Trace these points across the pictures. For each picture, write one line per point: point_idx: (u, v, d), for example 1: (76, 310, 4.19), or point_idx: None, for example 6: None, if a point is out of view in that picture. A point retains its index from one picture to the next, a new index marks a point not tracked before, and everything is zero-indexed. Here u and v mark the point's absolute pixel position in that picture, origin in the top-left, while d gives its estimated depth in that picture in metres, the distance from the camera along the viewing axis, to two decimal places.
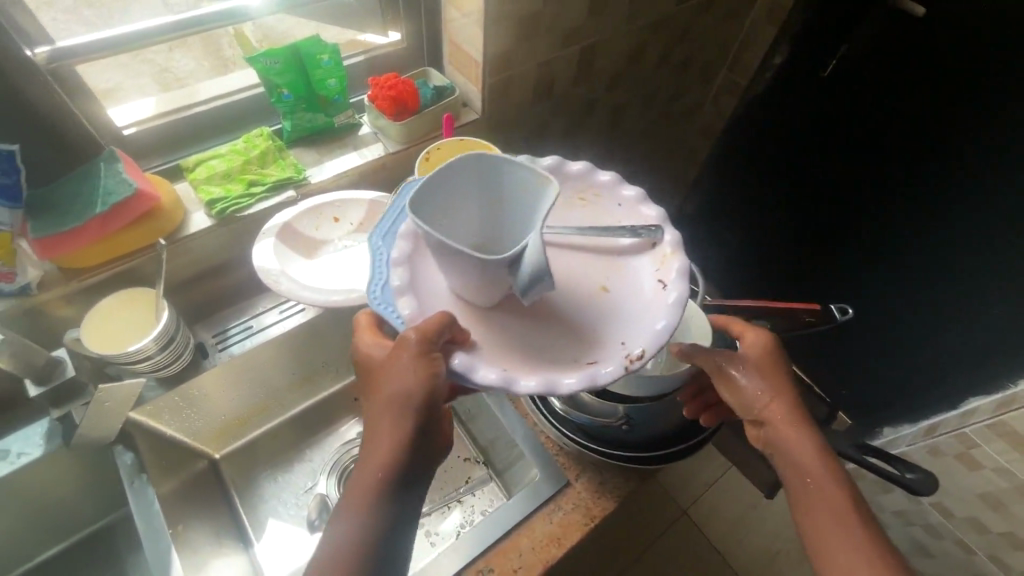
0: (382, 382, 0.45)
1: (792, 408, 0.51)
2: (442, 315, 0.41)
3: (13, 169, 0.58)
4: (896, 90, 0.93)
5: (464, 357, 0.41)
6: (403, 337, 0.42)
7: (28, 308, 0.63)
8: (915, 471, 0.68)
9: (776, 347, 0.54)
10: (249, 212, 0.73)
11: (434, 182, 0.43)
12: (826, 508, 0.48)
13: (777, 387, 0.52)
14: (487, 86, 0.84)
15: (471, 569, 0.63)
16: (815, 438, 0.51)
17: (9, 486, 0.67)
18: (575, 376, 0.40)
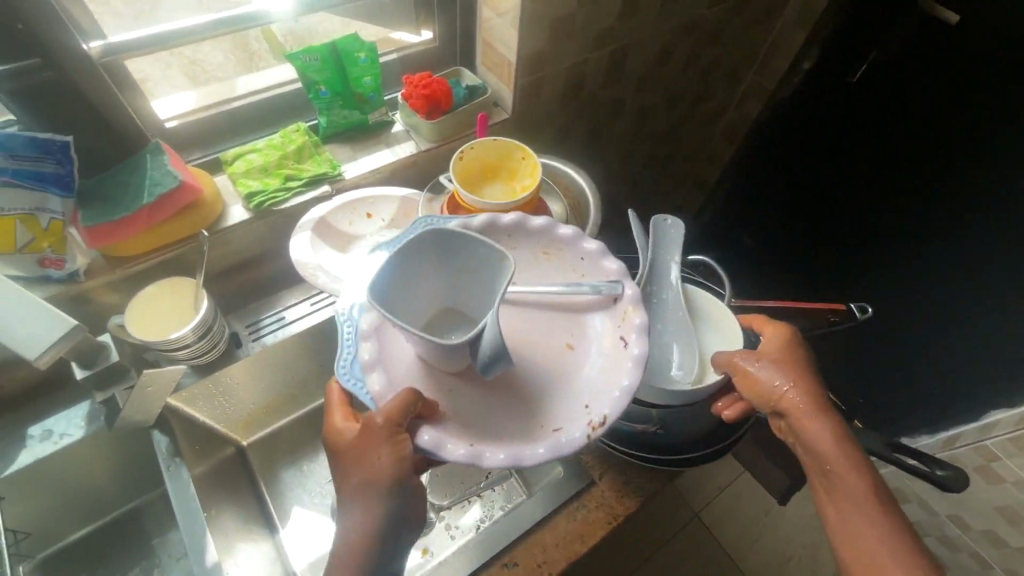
0: (352, 470, 0.48)
1: (814, 398, 0.53)
2: (405, 395, 0.45)
3: (67, 159, 0.59)
4: (910, 92, 0.92)
5: (431, 434, 0.45)
6: (372, 417, 0.46)
7: (75, 295, 0.66)
8: (946, 469, 0.68)
9: (795, 342, 0.58)
10: (285, 206, 0.75)
11: (400, 263, 0.47)
12: (848, 497, 0.49)
13: (798, 377, 0.54)
14: (518, 86, 0.85)
15: (497, 563, 0.64)
16: (836, 428, 0.52)
17: (50, 466, 0.70)
18: (542, 448, 0.45)
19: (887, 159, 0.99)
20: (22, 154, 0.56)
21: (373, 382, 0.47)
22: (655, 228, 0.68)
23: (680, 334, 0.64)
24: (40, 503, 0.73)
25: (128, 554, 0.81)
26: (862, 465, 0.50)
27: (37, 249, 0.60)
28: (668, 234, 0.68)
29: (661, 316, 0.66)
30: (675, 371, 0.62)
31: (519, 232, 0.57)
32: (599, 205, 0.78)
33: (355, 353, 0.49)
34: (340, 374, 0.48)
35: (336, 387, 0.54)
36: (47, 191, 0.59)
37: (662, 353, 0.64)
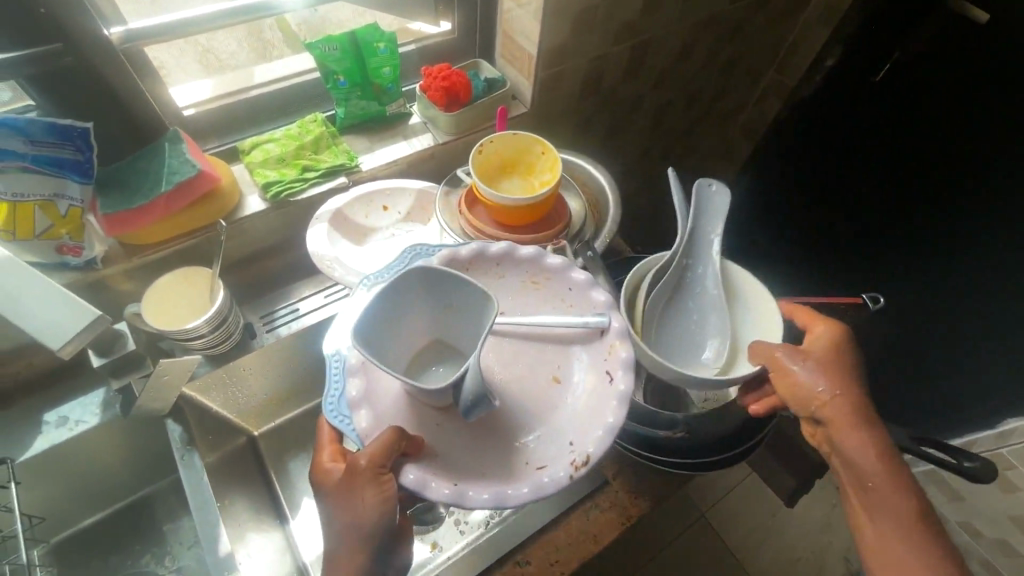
0: (337, 514, 0.46)
1: (857, 405, 0.51)
2: (388, 434, 0.45)
3: (87, 146, 0.59)
4: (920, 93, 0.91)
5: (416, 471, 0.46)
6: (356, 459, 0.45)
7: (92, 282, 0.65)
8: (974, 460, 0.63)
9: (845, 343, 0.55)
10: (301, 197, 0.74)
11: (384, 303, 0.48)
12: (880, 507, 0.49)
13: (842, 382, 0.52)
14: (538, 79, 0.83)
15: (510, 561, 0.62)
16: (877, 439, 0.50)
17: (66, 453, 0.70)
18: (525, 487, 0.46)
19: (889, 161, 0.98)
20: (43, 140, 0.56)
21: (361, 419, 0.48)
22: (698, 194, 0.64)
23: (711, 313, 0.65)
24: (54, 489, 0.73)
25: (140, 541, 0.81)
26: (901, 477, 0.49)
27: (55, 236, 0.60)
28: (709, 204, 0.65)
29: (694, 293, 0.66)
30: (703, 354, 0.64)
31: (508, 261, 0.59)
32: (619, 202, 0.77)
33: (342, 392, 0.50)
34: (329, 412, 0.49)
35: (327, 425, 0.54)
36: (66, 178, 0.59)
37: (691, 332, 0.66)
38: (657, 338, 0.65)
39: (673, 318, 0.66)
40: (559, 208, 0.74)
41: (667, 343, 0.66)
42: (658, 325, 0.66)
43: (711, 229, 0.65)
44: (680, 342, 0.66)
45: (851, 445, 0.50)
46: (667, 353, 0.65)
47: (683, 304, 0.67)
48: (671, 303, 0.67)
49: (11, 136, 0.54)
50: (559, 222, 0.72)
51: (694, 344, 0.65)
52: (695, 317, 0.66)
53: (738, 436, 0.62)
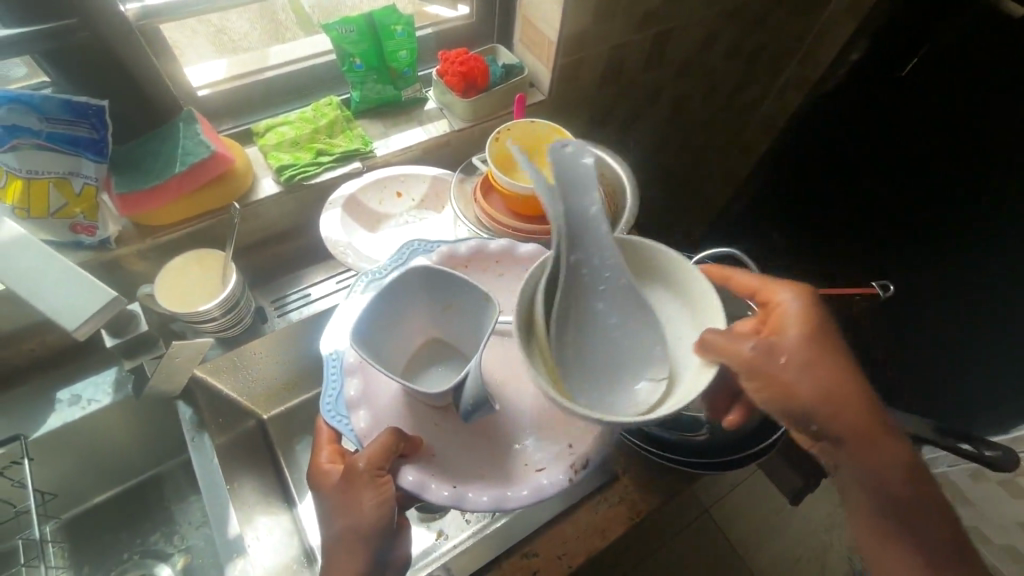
0: (337, 516, 0.45)
1: (849, 395, 0.48)
2: (387, 436, 0.45)
3: (102, 125, 0.59)
4: (926, 92, 0.85)
5: (416, 473, 0.46)
6: (351, 462, 0.45)
7: (107, 262, 0.65)
8: (994, 449, 0.60)
9: (818, 321, 0.51)
10: (315, 181, 0.73)
11: (383, 302, 0.49)
12: (891, 509, 0.47)
13: (835, 378, 0.48)
14: (557, 67, 0.81)
15: (517, 553, 0.62)
16: (889, 445, 0.48)
17: (77, 433, 0.71)
18: (525, 490, 0.47)
19: (894, 162, 0.91)
20: (57, 117, 0.56)
21: (359, 420, 0.49)
22: (559, 163, 0.52)
23: (632, 313, 0.50)
24: (65, 467, 0.74)
25: (149, 519, 0.82)
26: (903, 468, 0.48)
27: (69, 214, 0.59)
28: (576, 171, 0.52)
29: (601, 285, 0.51)
30: (636, 378, 0.49)
31: (507, 259, 0.60)
32: (637, 193, 0.75)
33: (339, 390, 0.51)
34: (326, 411, 0.51)
35: (325, 425, 0.53)
36: (81, 156, 0.58)
37: (617, 347, 0.50)
38: (575, 368, 0.49)
39: (586, 331, 0.51)
40: None
41: (588, 369, 0.50)
42: (571, 349, 0.50)
43: (590, 200, 0.51)
44: (605, 366, 0.50)
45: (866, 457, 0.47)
46: (592, 384, 0.49)
47: (592, 305, 0.51)
48: (581, 313, 0.50)
49: (26, 112, 0.54)
50: None
51: (623, 362, 0.50)
52: (610, 322, 0.51)
53: (749, 437, 0.62)
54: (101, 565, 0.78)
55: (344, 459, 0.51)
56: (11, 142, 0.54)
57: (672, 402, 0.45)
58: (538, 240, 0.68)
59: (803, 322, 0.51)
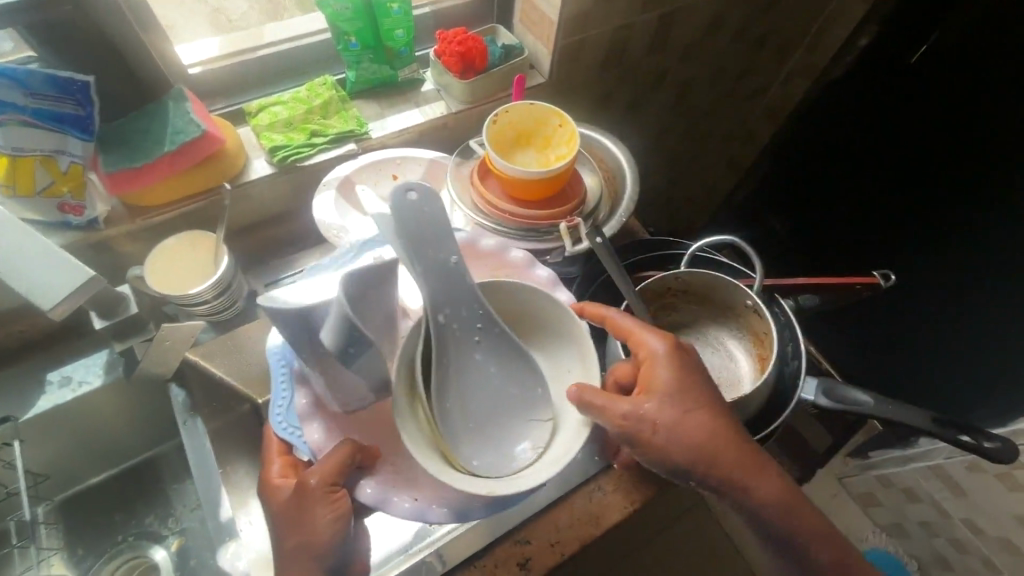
0: (290, 533, 0.48)
1: (724, 446, 0.50)
2: (339, 454, 0.49)
3: (87, 101, 0.57)
4: (937, 83, 0.82)
5: (375, 486, 0.52)
6: (304, 480, 0.49)
7: (96, 242, 0.64)
8: (993, 440, 0.61)
9: (683, 368, 0.52)
10: (309, 162, 0.72)
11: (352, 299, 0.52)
12: (783, 541, 0.52)
13: (706, 428, 0.50)
14: (558, 49, 0.79)
15: (510, 539, 0.62)
16: (772, 481, 0.51)
17: (68, 415, 0.70)
18: (481, 505, 0.52)
19: (893, 161, 0.90)
20: (43, 93, 0.54)
21: (311, 432, 0.54)
22: (398, 215, 0.52)
23: (508, 360, 0.54)
24: (56, 449, 0.73)
25: (144, 501, 0.82)
26: (787, 500, 0.51)
27: (57, 193, 0.58)
28: (420, 218, 0.52)
29: (474, 336, 0.54)
30: (525, 430, 0.52)
31: (470, 252, 0.64)
32: (637, 179, 0.73)
33: (288, 405, 0.57)
34: (279, 424, 0.56)
35: (276, 437, 0.56)
36: (67, 134, 0.57)
37: (503, 397, 0.54)
38: (465, 436, 0.51)
39: (467, 384, 0.53)
40: (575, 185, 0.71)
41: (478, 434, 0.52)
42: (456, 415, 0.51)
43: (447, 251, 0.53)
44: (494, 421, 0.53)
45: (755, 497, 0.50)
46: (483, 448, 0.51)
47: (471, 358, 0.54)
48: (460, 369, 0.53)
49: (11, 87, 0.53)
50: (573, 199, 0.69)
51: (512, 413, 0.53)
52: (491, 370, 0.54)
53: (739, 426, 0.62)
54: (95, 547, 0.78)
55: (295, 472, 0.54)
56: None
57: (561, 443, 0.50)
58: (534, 226, 0.67)
59: (669, 373, 0.52)
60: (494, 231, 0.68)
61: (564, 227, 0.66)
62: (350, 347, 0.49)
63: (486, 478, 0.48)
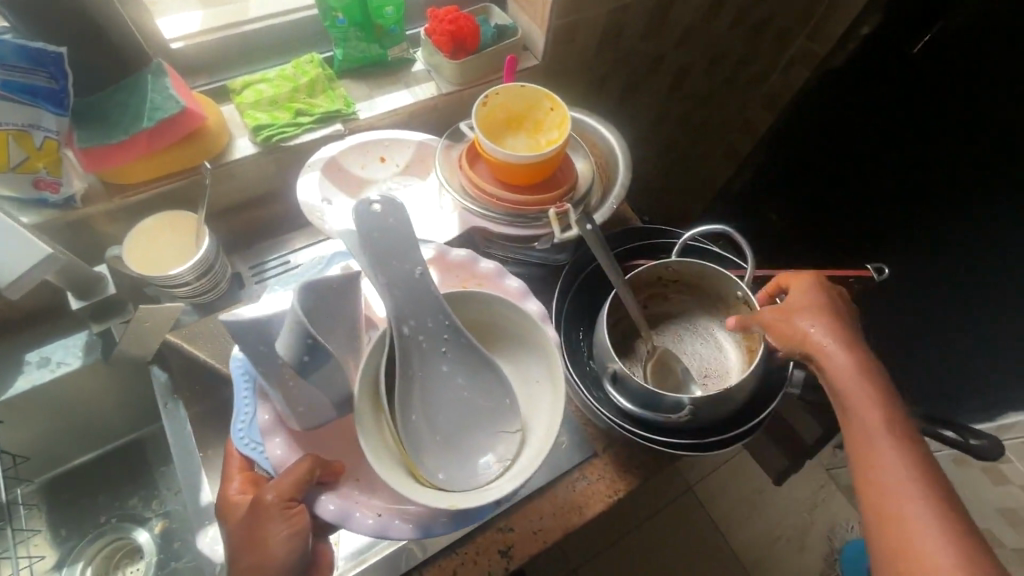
0: (244, 552, 0.47)
1: (844, 334, 0.56)
2: (297, 469, 0.49)
3: (61, 74, 0.55)
4: (939, 77, 0.80)
5: (338, 502, 0.51)
6: (261, 498, 0.48)
7: (74, 221, 0.63)
8: (980, 438, 0.67)
9: (833, 296, 0.59)
10: (294, 143, 0.70)
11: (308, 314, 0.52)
12: (896, 478, 0.48)
13: (846, 341, 0.55)
14: (552, 30, 0.77)
15: (492, 527, 0.61)
16: (889, 406, 0.52)
17: (49, 396, 0.69)
18: (446, 519, 0.51)
19: (889, 158, 0.89)
20: (13, 64, 0.52)
21: (273, 447, 0.54)
22: (366, 229, 0.53)
23: (475, 371, 0.54)
24: (37, 431, 0.73)
25: (129, 482, 0.82)
26: (867, 376, 0.53)
27: (31, 169, 0.57)
28: (384, 229, 0.53)
29: (441, 345, 0.54)
30: (491, 442, 0.52)
31: (438, 263, 0.63)
32: (628, 165, 0.72)
33: (250, 418, 0.56)
34: (240, 438, 0.55)
35: (238, 452, 0.55)
36: (40, 108, 0.55)
37: (470, 407, 0.54)
38: (430, 452, 0.50)
39: (432, 397, 0.53)
40: (566, 170, 0.69)
41: (443, 445, 0.52)
42: (421, 432, 0.51)
43: (412, 263, 0.53)
44: (460, 430, 0.53)
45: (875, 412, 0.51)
46: (448, 464, 0.51)
47: (437, 369, 0.54)
48: (426, 382, 0.53)
49: None
50: (562, 185, 0.68)
51: (478, 424, 0.53)
52: (458, 381, 0.54)
53: (722, 423, 0.61)
54: (80, 527, 0.78)
55: (255, 488, 0.54)
56: None
57: (526, 456, 0.50)
58: (522, 212, 0.65)
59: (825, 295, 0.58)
60: (482, 216, 0.66)
61: (553, 214, 0.64)
62: (305, 356, 0.48)
63: (451, 494, 0.48)
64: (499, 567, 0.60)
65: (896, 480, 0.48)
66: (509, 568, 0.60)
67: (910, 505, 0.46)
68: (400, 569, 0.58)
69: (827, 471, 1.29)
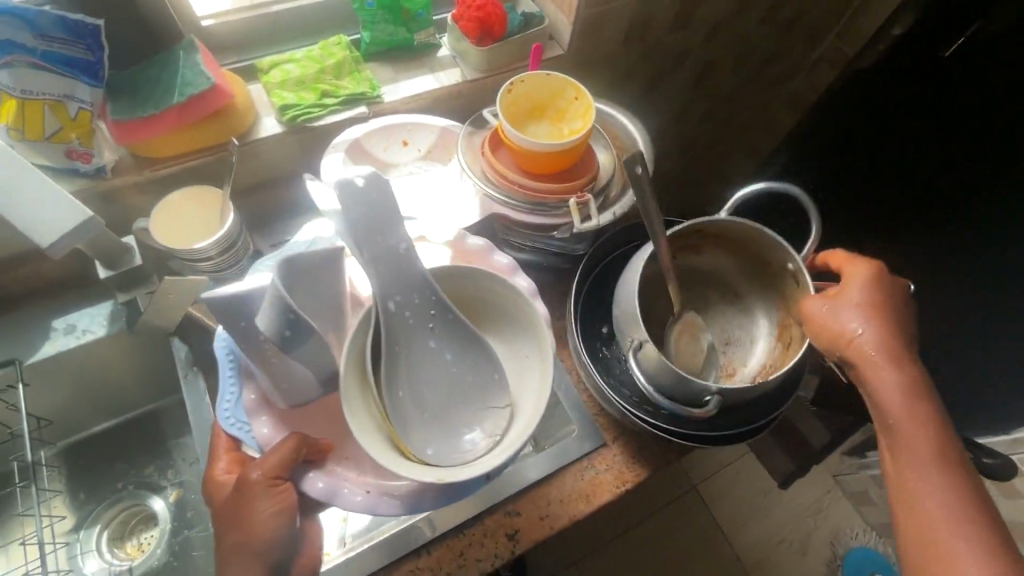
0: (228, 531, 0.48)
1: (893, 338, 0.55)
2: (284, 447, 0.50)
3: (98, 46, 0.56)
4: (964, 81, 0.76)
5: (326, 480, 0.52)
6: (246, 478, 0.49)
7: (104, 191, 0.65)
8: (991, 456, 0.68)
9: (882, 290, 0.58)
10: (320, 123, 0.71)
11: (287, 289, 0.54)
12: (935, 486, 0.50)
13: (890, 340, 0.55)
14: (579, 20, 0.77)
15: (500, 510, 0.62)
16: (931, 413, 0.52)
17: (75, 362, 0.71)
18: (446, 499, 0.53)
19: (898, 161, 0.86)
20: (53, 35, 0.54)
21: (260, 426, 0.55)
22: (346, 206, 0.51)
23: (461, 346, 0.55)
24: (60, 396, 0.75)
25: (144, 451, 0.84)
26: (912, 379, 0.54)
27: (65, 139, 0.58)
28: (366, 203, 0.52)
29: (428, 321, 0.54)
30: (478, 420, 0.53)
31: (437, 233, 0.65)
32: (652, 158, 0.71)
33: (235, 398, 0.56)
34: (226, 419, 0.56)
35: (224, 433, 0.56)
36: (77, 79, 0.56)
37: (458, 382, 0.54)
38: (415, 428, 0.51)
39: (420, 370, 0.54)
40: (588, 160, 0.69)
41: (431, 421, 0.52)
42: (404, 407, 0.51)
43: (396, 238, 0.53)
44: (447, 408, 0.53)
45: (914, 417, 0.52)
46: (436, 442, 0.51)
47: (426, 346, 0.54)
48: (411, 353, 0.54)
49: (19, 27, 0.52)
50: (583, 176, 0.68)
51: (467, 399, 0.54)
52: (446, 358, 0.55)
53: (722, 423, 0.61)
54: (96, 493, 0.80)
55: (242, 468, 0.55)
56: (5, 58, 0.52)
57: (513, 431, 0.51)
58: (543, 201, 0.66)
59: (873, 288, 0.58)
60: (503, 204, 0.66)
61: (574, 203, 0.65)
62: (287, 330, 0.50)
63: (440, 469, 0.48)
64: (506, 551, 0.60)
65: (932, 486, 0.50)
66: (515, 552, 0.61)
67: (944, 512, 0.48)
68: (409, 543, 0.59)
69: (834, 477, 1.28)
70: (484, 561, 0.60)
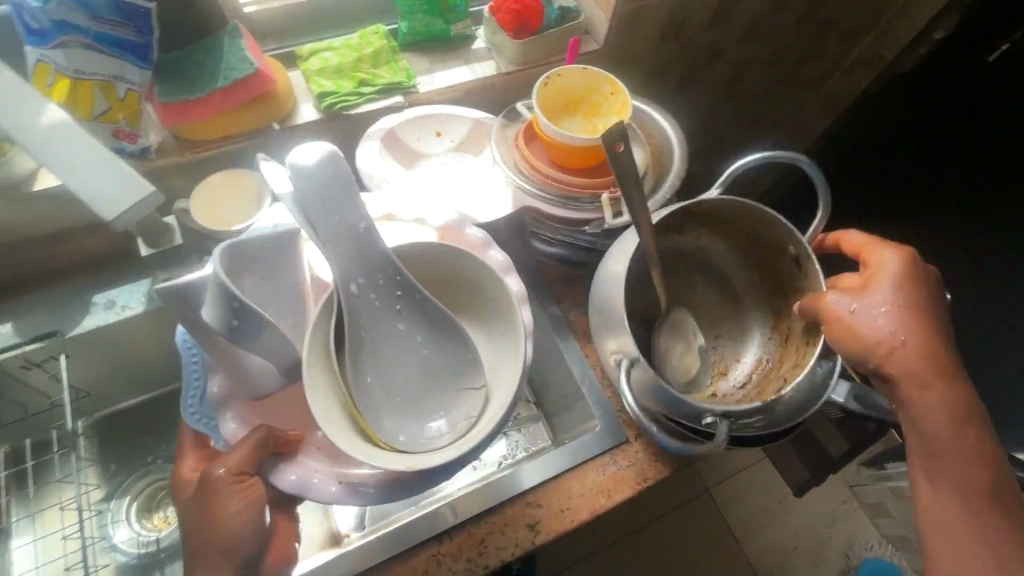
0: (198, 530, 0.49)
1: (925, 332, 0.52)
2: (246, 445, 0.51)
3: (148, 28, 0.57)
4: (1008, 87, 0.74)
5: (296, 472, 0.54)
6: (209, 476, 0.50)
7: (147, 172, 0.66)
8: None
9: (915, 287, 0.54)
10: (356, 111, 0.72)
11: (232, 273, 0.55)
12: (965, 497, 0.50)
13: (919, 344, 0.52)
14: (615, 15, 0.76)
15: (521, 500, 0.62)
16: (967, 432, 0.51)
17: (113, 337, 0.73)
18: None
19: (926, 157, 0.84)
20: (105, 17, 0.54)
21: (228, 422, 0.56)
22: (299, 184, 0.49)
23: (432, 329, 0.55)
24: (98, 370, 0.77)
25: (174, 427, 0.86)
26: (948, 393, 0.52)
27: (112, 119, 0.60)
28: (320, 179, 0.49)
29: (396, 304, 0.54)
30: (452, 402, 0.54)
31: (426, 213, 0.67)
32: (685, 156, 0.71)
33: (199, 391, 0.58)
34: (191, 414, 0.57)
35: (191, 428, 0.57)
36: (125, 60, 0.57)
37: (430, 364, 0.55)
38: (383, 410, 0.52)
39: (386, 352, 0.54)
40: None
41: (403, 407, 0.53)
42: (373, 391, 0.52)
43: (356, 216, 0.50)
44: (419, 392, 0.54)
45: (946, 431, 0.51)
46: (405, 426, 0.52)
47: (395, 329, 0.54)
48: (382, 334, 0.54)
49: (75, 9, 0.53)
50: (616, 171, 0.68)
51: (441, 381, 0.55)
52: (418, 340, 0.55)
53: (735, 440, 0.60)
54: (127, 465, 0.83)
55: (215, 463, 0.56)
56: (59, 39, 0.54)
57: (487, 415, 0.52)
58: (576, 196, 0.66)
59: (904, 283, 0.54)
60: (536, 197, 0.66)
61: (607, 198, 0.65)
62: (234, 320, 0.50)
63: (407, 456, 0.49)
64: (526, 541, 0.61)
65: (957, 496, 0.51)
66: (535, 542, 0.61)
67: (966, 519, 0.50)
68: (430, 528, 0.60)
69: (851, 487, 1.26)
70: (504, 550, 0.61)
